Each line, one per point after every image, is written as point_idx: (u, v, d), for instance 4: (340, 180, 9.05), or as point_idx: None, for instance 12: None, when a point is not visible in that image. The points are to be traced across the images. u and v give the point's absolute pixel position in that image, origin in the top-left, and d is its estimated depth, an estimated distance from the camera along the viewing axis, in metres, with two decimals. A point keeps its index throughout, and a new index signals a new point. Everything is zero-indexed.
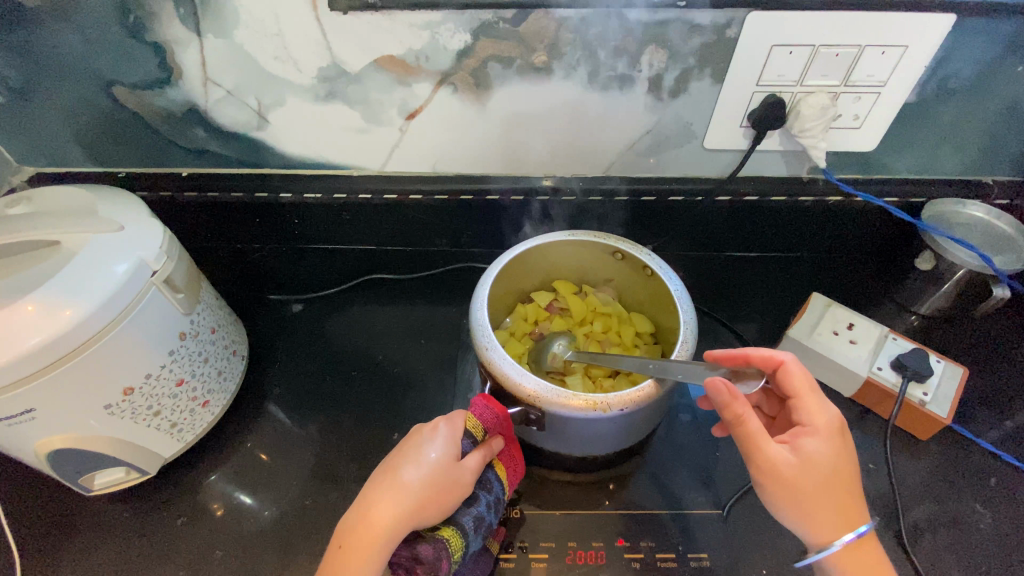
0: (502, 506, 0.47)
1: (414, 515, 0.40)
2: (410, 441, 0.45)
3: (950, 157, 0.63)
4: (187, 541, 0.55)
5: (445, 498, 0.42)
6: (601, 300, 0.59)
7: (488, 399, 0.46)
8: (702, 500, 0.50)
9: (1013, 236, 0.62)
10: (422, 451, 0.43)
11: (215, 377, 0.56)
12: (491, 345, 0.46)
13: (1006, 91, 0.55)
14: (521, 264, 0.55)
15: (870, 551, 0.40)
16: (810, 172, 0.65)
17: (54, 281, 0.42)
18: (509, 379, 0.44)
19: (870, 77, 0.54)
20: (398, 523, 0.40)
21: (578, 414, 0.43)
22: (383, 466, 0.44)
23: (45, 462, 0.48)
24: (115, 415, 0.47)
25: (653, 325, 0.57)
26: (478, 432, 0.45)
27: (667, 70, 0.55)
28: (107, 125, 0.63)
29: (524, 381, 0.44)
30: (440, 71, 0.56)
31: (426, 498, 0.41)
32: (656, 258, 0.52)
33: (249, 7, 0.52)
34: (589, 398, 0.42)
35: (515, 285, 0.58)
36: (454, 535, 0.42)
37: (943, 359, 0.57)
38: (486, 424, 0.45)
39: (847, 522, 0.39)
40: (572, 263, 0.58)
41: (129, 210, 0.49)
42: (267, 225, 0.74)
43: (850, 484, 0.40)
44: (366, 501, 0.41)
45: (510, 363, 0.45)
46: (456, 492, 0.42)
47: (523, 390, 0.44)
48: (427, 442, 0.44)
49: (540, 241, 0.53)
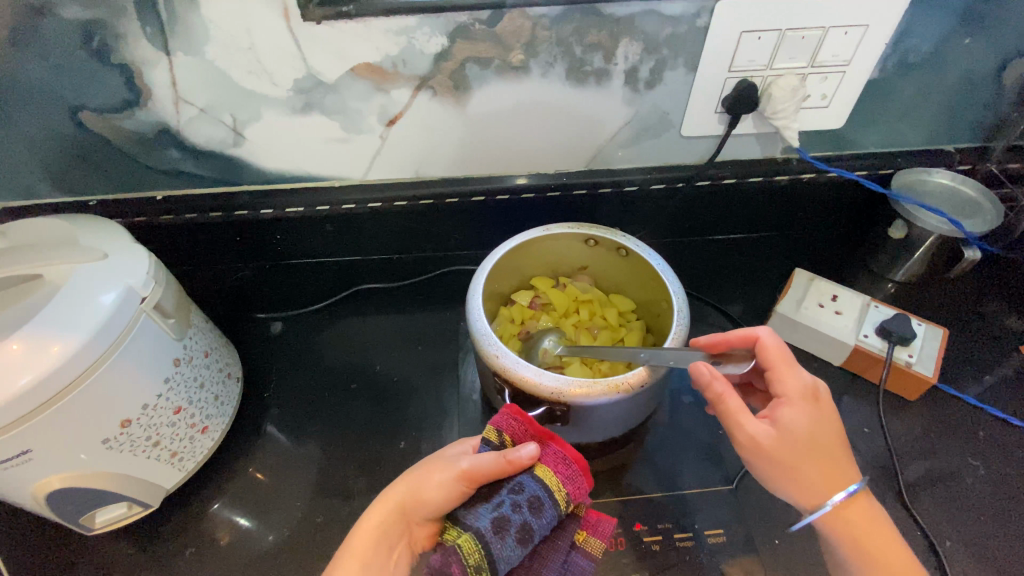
0: (547, 508, 0.39)
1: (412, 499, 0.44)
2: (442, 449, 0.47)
3: (914, 129, 0.65)
4: (197, 571, 0.54)
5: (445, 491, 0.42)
6: (581, 288, 0.59)
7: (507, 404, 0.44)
8: (712, 477, 0.51)
9: (978, 200, 0.65)
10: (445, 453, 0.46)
11: (213, 401, 0.55)
12: (501, 352, 0.46)
13: (960, 62, 0.58)
14: (500, 269, 0.54)
15: (861, 508, 0.42)
16: (784, 152, 0.67)
17: (39, 317, 0.41)
18: (528, 381, 0.44)
19: (834, 57, 0.56)
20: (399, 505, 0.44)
21: (603, 400, 0.44)
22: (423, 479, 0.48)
23: (43, 505, 0.46)
24: (114, 449, 0.46)
25: (634, 302, 0.58)
26: (495, 440, 0.43)
27: (641, 62, 0.57)
28: (75, 152, 0.60)
29: (542, 379, 0.44)
30: (419, 76, 0.56)
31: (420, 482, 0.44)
32: (632, 238, 0.53)
33: (218, 23, 0.51)
34: (612, 381, 0.43)
35: (496, 292, 0.56)
36: (466, 538, 0.37)
37: (923, 322, 0.60)
38: (505, 429, 0.43)
39: (828, 482, 0.41)
40: (550, 257, 0.57)
41: (110, 238, 0.48)
42: (248, 243, 0.72)
43: (829, 450, 0.42)
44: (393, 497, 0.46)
45: (525, 366, 0.45)
46: (453, 485, 0.42)
47: (547, 389, 0.43)
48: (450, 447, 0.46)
49: (519, 240, 0.53)
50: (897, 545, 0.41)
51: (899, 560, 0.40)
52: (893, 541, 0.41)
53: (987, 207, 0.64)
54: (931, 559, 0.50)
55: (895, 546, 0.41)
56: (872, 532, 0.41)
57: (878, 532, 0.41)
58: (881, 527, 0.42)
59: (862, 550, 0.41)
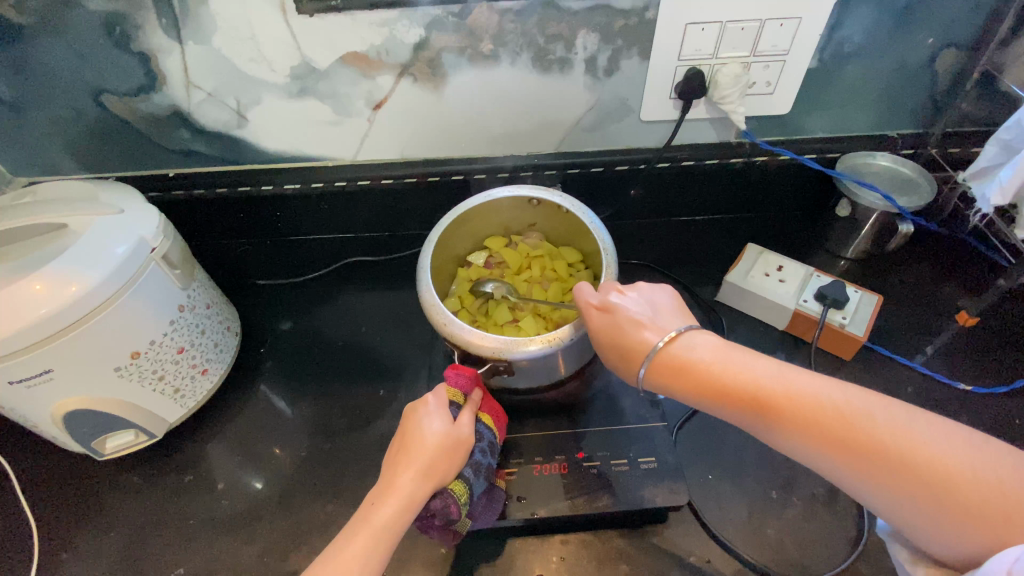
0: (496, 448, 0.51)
1: (426, 480, 0.43)
2: (413, 419, 0.46)
3: (856, 115, 0.71)
4: (195, 497, 0.61)
5: (447, 459, 0.44)
6: (532, 245, 0.66)
7: (459, 367, 0.51)
8: (651, 417, 0.57)
9: (917, 178, 0.70)
10: (424, 423, 0.46)
11: (212, 348, 0.62)
12: (450, 319, 0.50)
13: (891, 53, 0.64)
14: (453, 233, 0.60)
15: (756, 388, 0.39)
16: (737, 137, 0.73)
17: (61, 258, 0.47)
18: (474, 343, 0.49)
19: (773, 48, 0.63)
20: (413, 494, 0.42)
21: (539, 353, 0.49)
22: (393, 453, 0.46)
23: (61, 425, 0.53)
24: (124, 377, 0.53)
25: (580, 254, 0.64)
26: (459, 399, 0.49)
27: (599, 52, 0.63)
28: (97, 130, 0.68)
29: (487, 340, 0.49)
30: (400, 63, 0.63)
31: (426, 463, 0.43)
32: (569, 198, 0.59)
33: (224, 15, 0.58)
34: (545, 336, 0.49)
35: (452, 254, 0.63)
36: (457, 483, 0.45)
37: (859, 289, 0.65)
38: (464, 389, 0.50)
39: (698, 373, 0.41)
40: (502, 218, 0.64)
41: (125, 198, 0.55)
42: (249, 218, 0.79)
43: (654, 318, 0.45)
44: (383, 484, 0.43)
45: (472, 330, 0.49)
46: (451, 450, 0.45)
47: (488, 347, 0.49)
48: (430, 417, 0.46)
49: (467, 206, 0.59)
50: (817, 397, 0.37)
51: (836, 417, 0.36)
52: (809, 398, 0.37)
53: (924, 184, 0.69)
54: None
55: (818, 405, 0.37)
56: (795, 414, 0.37)
57: (797, 400, 0.37)
58: (788, 394, 0.38)
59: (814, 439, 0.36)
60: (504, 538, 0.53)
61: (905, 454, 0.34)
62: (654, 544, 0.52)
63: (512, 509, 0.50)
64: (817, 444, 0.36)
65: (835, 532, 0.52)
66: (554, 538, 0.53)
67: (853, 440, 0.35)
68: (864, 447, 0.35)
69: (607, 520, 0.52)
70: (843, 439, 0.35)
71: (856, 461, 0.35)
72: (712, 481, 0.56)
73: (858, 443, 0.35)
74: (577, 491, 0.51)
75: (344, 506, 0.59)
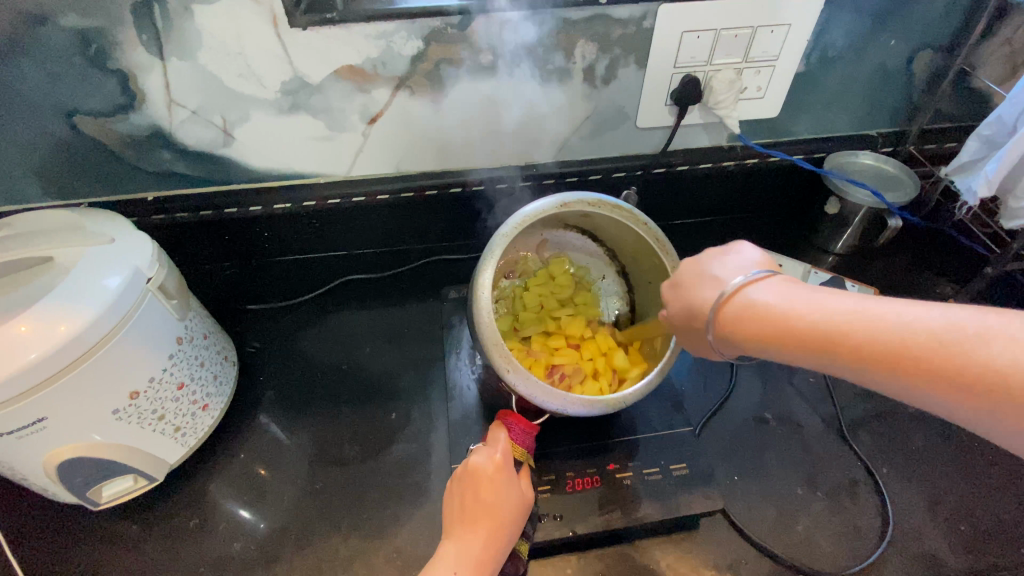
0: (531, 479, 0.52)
1: (500, 547, 0.44)
2: (486, 478, 0.46)
3: (840, 116, 0.74)
4: (203, 542, 0.57)
5: (519, 525, 0.46)
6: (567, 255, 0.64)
7: (519, 421, 0.50)
8: (674, 421, 0.57)
9: (899, 176, 0.73)
10: (498, 491, 0.46)
11: (211, 381, 0.59)
12: (513, 367, 0.47)
13: (871, 56, 0.67)
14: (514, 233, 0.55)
15: (834, 329, 0.36)
16: (729, 140, 0.75)
17: (51, 296, 0.44)
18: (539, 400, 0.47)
19: (764, 53, 0.64)
20: (489, 561, 0.44)
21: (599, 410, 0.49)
22: (458, 513, 0.46)
23: (54, 476, 0.49)
24: (122, 420, 0.50)
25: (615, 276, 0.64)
26: (523, 458, 0.50)
27: (597, 61, 0.63)
28: (67, 155, 0.63)
29: (552, 398, 0.47)
30: (397, 76, 0.62)
31: (506, 530, 0.45)
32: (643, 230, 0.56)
33: (211, 30, 0.55)
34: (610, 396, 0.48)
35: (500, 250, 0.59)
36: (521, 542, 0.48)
37: (855, 284, 0.68)
38: (526, 446, 0.50)
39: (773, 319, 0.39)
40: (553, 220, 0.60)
41: (115, 227, 0.52)
42: (236, 241, 0.76)
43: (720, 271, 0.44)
44: (459, 552, 0.43)
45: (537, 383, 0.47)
46: (521, 515, 0.46)
47: (550, 405, 0.47)
48: (503, 480, 0.46)
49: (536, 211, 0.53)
50: (911, 332, 0.34)
51: (926, 347, 0.33)
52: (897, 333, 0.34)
53: (907, 182, 0.73)
54: (869, 484, 0.57)
55: (901, 339, 0.34)
56: (874, 349, 0.35)
57: (882, 336, 0.34)
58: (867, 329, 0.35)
59: (902, 372, 0.34)
60: (540, 557, 0.51)
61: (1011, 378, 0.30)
62: (689, 547, 0.53)
63: (550, 527, 0.50)
64: (908, 380, 0.34)
65: (859, 521, 0.54)
66: (590, 553, 0.52)
67: (947, 369, 0.32)
68: (971, 377, 0.31)
69: (640, 532, 0.53)
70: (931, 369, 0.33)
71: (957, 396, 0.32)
72: (737, 480, 0.57)
73: (963, 372, 0.31)
74: (612, 504, 0.51)
75: (366, 537, 0.57)
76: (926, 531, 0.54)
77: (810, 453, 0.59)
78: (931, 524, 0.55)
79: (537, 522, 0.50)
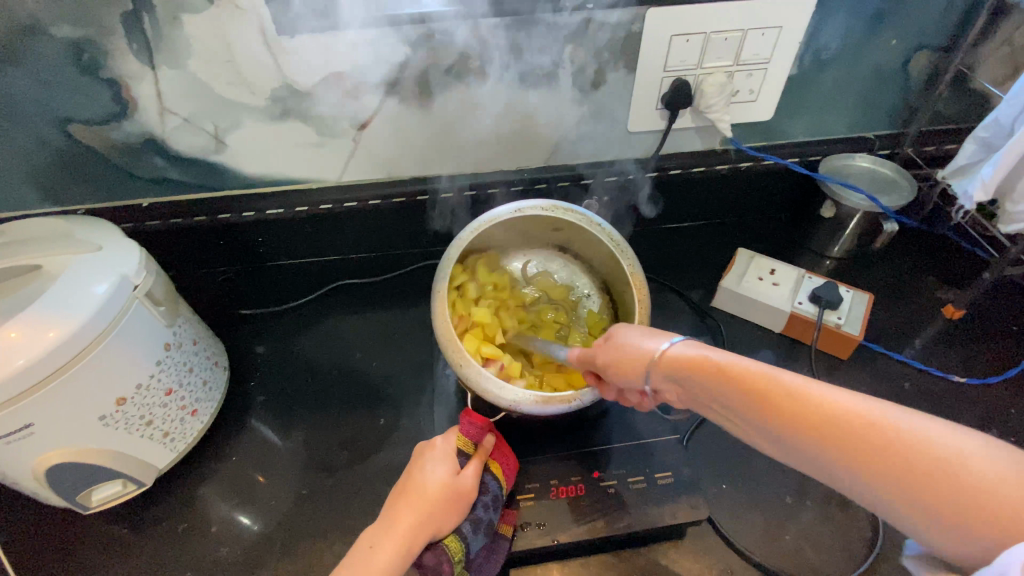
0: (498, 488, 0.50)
1: (421, 526, 0.44)
2: (421, 456, 0.48)
3: (835, 119, 0.73)
4: (191, 546, 0.57)
5: (447, 510, 0.45)
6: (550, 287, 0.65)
7: (471, 414, 0.51)
8: (662, 428, 0.57)
9: (897, 178, 0.72)
10: (427, 467, 0.47)
11: (201, 386, 0.60)
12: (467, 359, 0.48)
13: (866, 58, 0.66)
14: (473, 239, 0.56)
15: (820, 413, 0.33)
16: (722, 144, 0.74)
17: (39, 304, 0.44)
18: (491, 393, 0.47)
19: (756, 56, 0.63)
20: (409, 539, 0.43)
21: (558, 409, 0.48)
22: (394, 492, 0.47)
23: (43, 481, 0.50)
24: (109, 426, 0.50)
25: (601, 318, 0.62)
26: (469, 450, 0.49)
27: (586, 66, 0.63)
28: (62, 162, 0.63)
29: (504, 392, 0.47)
30: (386, 83, 0.62)
31: (431, 507, 0.45)
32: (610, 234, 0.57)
33: (200, 39, 0.56)
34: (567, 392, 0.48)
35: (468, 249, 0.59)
36: (454, 539, 0.45)
37: (850, 289, 0.67)
38: (475, 438, 0.50)
39: (755, 389, 0.35)
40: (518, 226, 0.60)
41: (105, 234, 0.53)
42: (230, 245, 0.76)
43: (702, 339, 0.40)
44: (381, 527, 0.43)
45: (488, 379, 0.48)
46: (450, 501, 0.46)
47: (503, 401, 0.47)
48: (440, 461, 0.48)
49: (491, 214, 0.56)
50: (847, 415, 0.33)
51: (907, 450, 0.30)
52: (891, 432, 0.31)
53: (905, 184, 0.71)
54: None
55: (888, 441, 0.31)
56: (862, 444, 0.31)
57: (870, 429, 0.31)
58: (857, 421, 0.32)
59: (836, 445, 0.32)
60: (523, 565, 0.51)
61: (984, 498, 0.29)
62: (675, 557, 0.52)
63: (532, 536, 0.49)
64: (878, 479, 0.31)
65: (849, 532, 0.54)
66: (573, 562, 0.52)
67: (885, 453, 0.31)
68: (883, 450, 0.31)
69: (626, 541, 0.52)
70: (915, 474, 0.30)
71: (926, 504, 0.30)
72: (725, 489, 0.56)
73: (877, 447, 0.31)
74: (595, 513, 0.51)
75: (353, 542, 0.57)
76: None
77: None
78: None
79: (520, 530, 0.50)
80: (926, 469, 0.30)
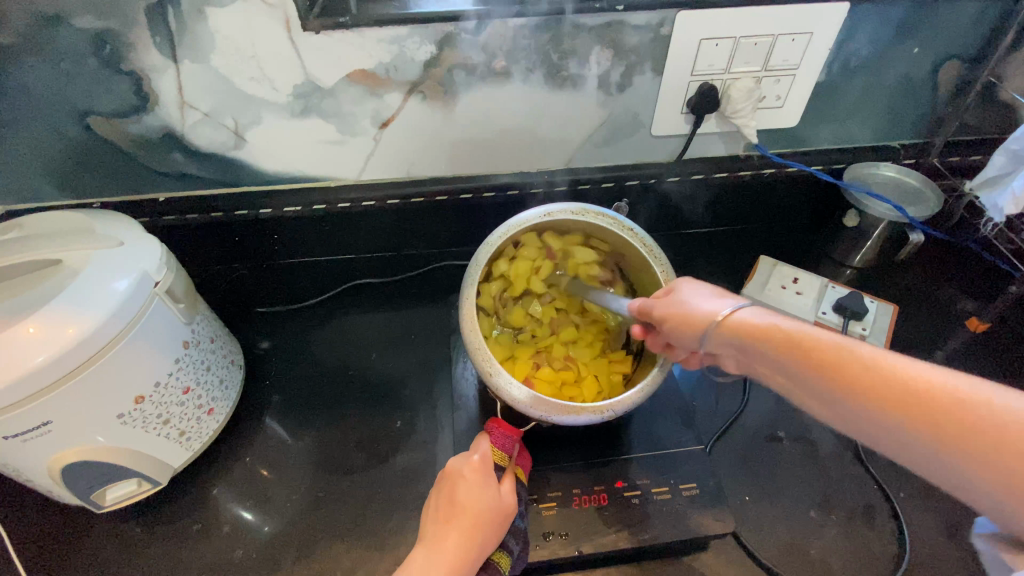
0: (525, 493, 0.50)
1: (473, 551, 0.43)
2: (460, 480, 0.47)
3: (861, 127, 0.72)
4: (204, 547, 0.57)
5: (494, 535, 0.45)
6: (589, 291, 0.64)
7: (501, 425, 0.51)
8: (685, 438, 0.56)
9: (921, 189, 0.71)
10: (469, 492, 0.46)
11: (217, 385, 0.59)
12: (497, 370, 0.48)
13: (896, 65, 0.65)
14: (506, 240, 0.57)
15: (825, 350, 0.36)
16: (746, 149, 0.73)
17: (57, 299, 0.44)
18: (520, 404, 0.46)
19: (785, 62, 0.63)
20: (460, 563, 0.42)
21: (590, 420, 0.47)
22: (435, 514, 0.46)
23: (58, 479, 0.50)
24: (127, 424, 0.50)
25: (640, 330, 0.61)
26: (504, 463, 0.49)
27: (612, 67, 0.62)
28: (79, 154, 0.62)
29: (533, 405, 0.46)
30: (410, 81, 0.61)
31: (477, 533, 0.44)
32: (646, 245, 0.55)
33: (223, 32, 0.55)
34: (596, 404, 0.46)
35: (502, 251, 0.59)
36: (502, 554, 0.46)
37: (875, 300, 0.66)
38: (508, 450, 0.49)
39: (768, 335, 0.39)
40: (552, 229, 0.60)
41: (127, 229, 0.52)
42: (246, 242, 0.76)
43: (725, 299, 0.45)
44: (429, 552, 0.43)
45: (517, 387, 0.47)
46: (498, 523, 0.45)
47: (531, 410, 0.46)
48: (481, 482, 0.46)
49: (525, 218, 0.55)
50: (911, 370, 0.33)
51: (929, 394, 0.31)
52: (899, 371, 0.33)
53: (930, 195, 0.71)
54: (886, 508, 0.55)
55: (898, 377, 0.33)
56: (865, 378, 0.34)
57: (873, 363, 0.34)
58: (862, 355, 0.34)
59: (886, 405, 0.32)
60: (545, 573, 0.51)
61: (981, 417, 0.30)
62: (696, 568, 0.52)
63: (554, 547, 0.49)
64: (876, 402, 0.33)
65: (874, 547, 0.53)
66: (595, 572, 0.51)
67: (931, 403, 0.31)
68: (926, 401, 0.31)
69: (649, 553, 0.52)
70: (921, 401, 0.32)
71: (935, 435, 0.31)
72: (748, 501, 0.55)
73: (920, 397, 0.32)
74: (620, 524, 0.50)
75: (369, 546, 0.56)
76: (943, 559, 0.53)
77: (824, 473, 0.57)
78: (948, 551, 0.53)
79: (542, 541, 0.49)
80: (935, 402, 0.31)
